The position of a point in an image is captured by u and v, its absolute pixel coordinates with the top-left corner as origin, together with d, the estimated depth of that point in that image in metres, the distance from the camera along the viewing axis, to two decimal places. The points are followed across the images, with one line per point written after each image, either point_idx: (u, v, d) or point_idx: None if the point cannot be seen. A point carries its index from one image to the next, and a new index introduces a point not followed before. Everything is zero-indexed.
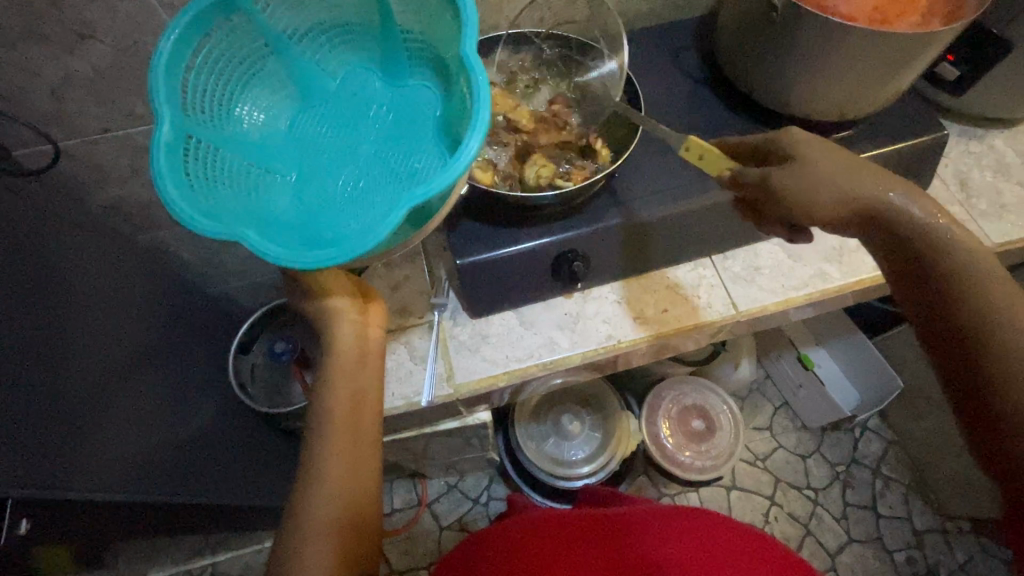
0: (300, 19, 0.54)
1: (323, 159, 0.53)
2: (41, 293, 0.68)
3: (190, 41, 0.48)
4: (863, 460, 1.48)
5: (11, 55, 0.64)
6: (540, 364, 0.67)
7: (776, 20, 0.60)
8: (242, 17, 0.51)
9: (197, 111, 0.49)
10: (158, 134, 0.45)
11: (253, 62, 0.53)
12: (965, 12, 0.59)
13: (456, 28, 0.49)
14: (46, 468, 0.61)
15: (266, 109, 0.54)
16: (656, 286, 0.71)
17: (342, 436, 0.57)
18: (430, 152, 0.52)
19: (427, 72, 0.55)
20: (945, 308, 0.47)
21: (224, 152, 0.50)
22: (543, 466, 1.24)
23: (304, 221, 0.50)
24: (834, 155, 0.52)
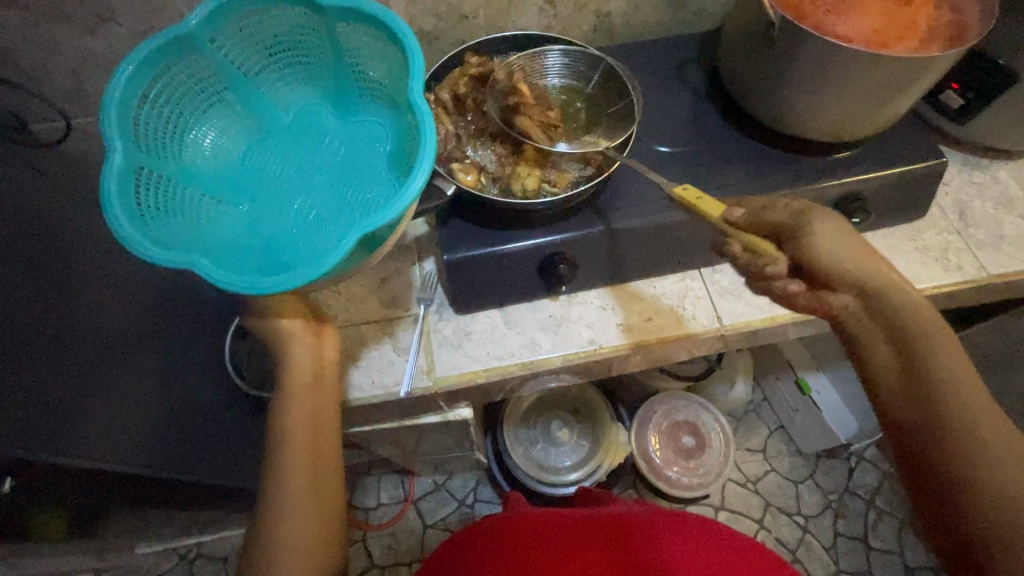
0: (253, 60, 0.62)
1: (275, 189, 0.61)
2: (40, 262, 0.70)
3: (144, 84, 0.55)
4: (858, 490, 1.45)
5: (34, 32, 0.67)
6: (519, 363, 0.68)
7: (774, 38, 0.61)
8: (194, 55, 0.58)
9: (151, 146, 0.56)
10: (114, 163, 0.51)
11: (207, 103, 0.61)
12: (966, 38, 0.58)
13: (401, 66, 0.57)
14: (37, 426, 0.63)
15: (220, 142, 0.62)
16: (642, 295, 0.71)
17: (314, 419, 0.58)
18: (377, 184, 0.59)
19: (373, 107, 0.63)
20: (922, 409, 0.48)
21: (179, 185, 0.57)
22: (529, 472, 1.23)
23: (255, 247, 0.57)
24: (847, 243, 0.50)
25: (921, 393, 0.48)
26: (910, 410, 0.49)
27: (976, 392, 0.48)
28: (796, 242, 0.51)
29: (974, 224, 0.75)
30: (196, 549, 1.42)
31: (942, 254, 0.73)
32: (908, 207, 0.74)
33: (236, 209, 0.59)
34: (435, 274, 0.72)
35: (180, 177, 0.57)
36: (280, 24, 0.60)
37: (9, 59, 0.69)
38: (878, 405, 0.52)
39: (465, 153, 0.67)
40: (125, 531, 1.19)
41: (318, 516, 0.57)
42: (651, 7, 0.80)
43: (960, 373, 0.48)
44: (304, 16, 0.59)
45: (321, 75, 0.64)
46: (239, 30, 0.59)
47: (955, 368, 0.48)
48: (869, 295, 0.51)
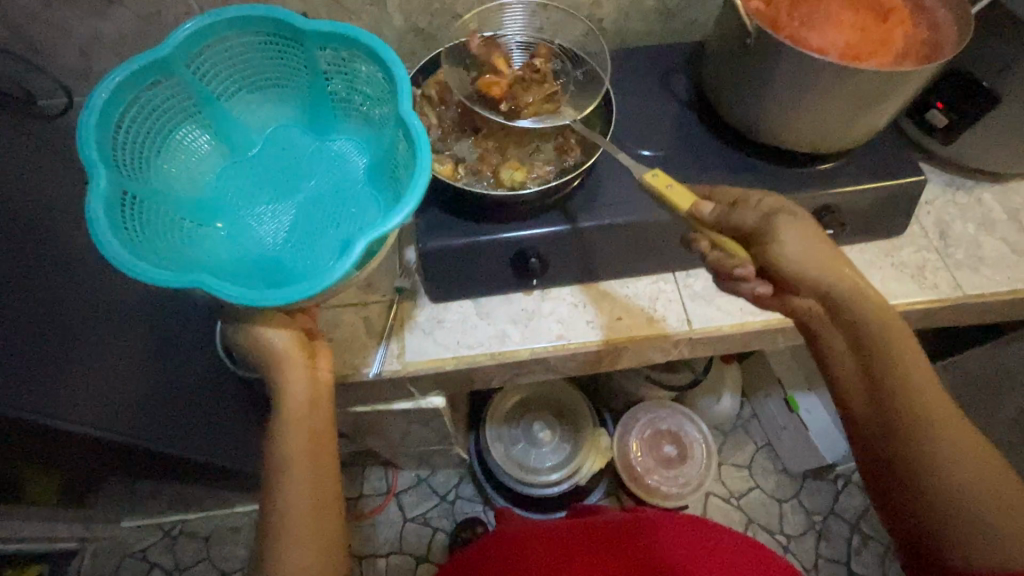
0: (224, 83, 0.64)
1: (255, 208, 0.64)
2: (36, 230, 0.72)
3: (113, 106, 0.56)
4: (843, 514, 1.43)
5: (47, 11, 0.70)
6: (487, 354, 0.69)
7: (751, 47, 0.62)
8: (168, 80, 0.60)
9: (124, 168, 0.57)
10: (97, 188, 0.52)
11: (174, 125, 0.63)
12: (942, 55, 0.59)
13: (386, 87, 0.61)
14: (23, 379, 0.65)
15: (192, 165, 0.64)
16: (614, 294, 0.72)
17: (307, 411, 0.59)
18: (360, 199, 0.63)
19: (349, 128, 0.67)
20: (885, 413, 0.52)
21: (155, 207, 0.58)
22: (509, 470, 1.24)
23: (243, 264, 0.60)
24: (813, 243, 0.51)
25: (886, 400, 0.52)
26: (877, 412, 0.52)
27: (939, 393, 0.51)
28: (761, 251, 0.52)
29: (954, 244, 0.75)
30: (179, 526, 1.44)
31: (918, 272, 0.74)
32: (888, 223, 0.74)
33: (214, 232, 0.62)
34: (413, 262, 0.73)
35: (155, 199, 0.58)
36: (249, 46, 0.63)
37: (22, 35, 0.72)
38: (841, 405, 0.55)
39: (446, 145, 0.69)
40: (111, 501, 1.22)
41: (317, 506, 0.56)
42: (641, 14, 0.81)
43: (923, 379, 0.51)
44: (273, 41, 0.62)
45: (291, 98, 0.67)
46: (212, 55, 0.61)
47: (919, 377, 0.51)
48: (833, 307, 0.52)
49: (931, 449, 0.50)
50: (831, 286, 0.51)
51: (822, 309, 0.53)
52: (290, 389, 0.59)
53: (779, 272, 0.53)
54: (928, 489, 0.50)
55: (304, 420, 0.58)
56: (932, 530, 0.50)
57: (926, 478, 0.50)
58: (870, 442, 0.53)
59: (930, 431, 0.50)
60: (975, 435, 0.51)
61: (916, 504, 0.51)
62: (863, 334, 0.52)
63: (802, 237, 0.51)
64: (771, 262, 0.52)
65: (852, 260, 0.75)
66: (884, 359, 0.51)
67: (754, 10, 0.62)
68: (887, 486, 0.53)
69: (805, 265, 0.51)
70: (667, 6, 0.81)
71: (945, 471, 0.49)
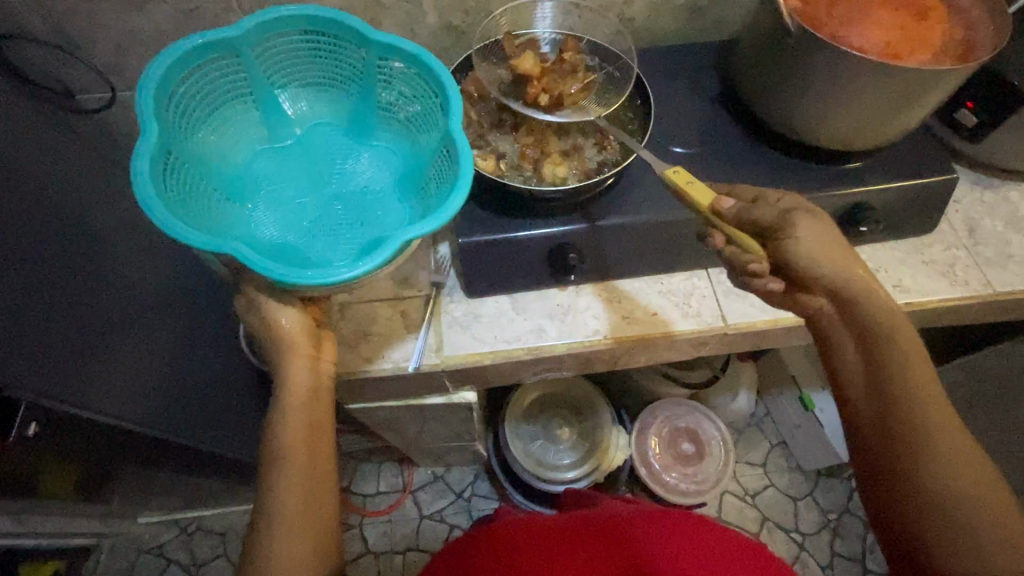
0: (281, 75, 0.65)
1: (281, 195, 0.64)
2: (74, 224, 0.73)
3: (176, 75, 0.57)
4: (857, 511, 1.44)
5: (86, 6, 0.70)
6: (525, 348, 0.70)
7: (790, 45, 0.62)
8: (231, 60, 0.61)
9: (171, 130, 0.57)
10: (145, 142, 0.52)
11: (227, 102, 0.63)
12: (979, 54, 0.60)
13: (438, 106, 0.61)
14: (56, 371, 0.65)
15: (231, 142, 0.64)
16: (648, 290, 0.73)
17: (303, 401, 0.59)
18: (389, 205, 0.63)
19: (389, 138, 0.67)
20: (885, 411, 0.50)
21: (189, 172, 0.58)
22: (528, 467, 1.24)
23: (261, 245, 0.59)
24: (828, 243, 0.53)
25: (885, 405, 0.50)
26: (876, 417, 0.51)
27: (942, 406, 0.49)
28: (778, 244, 0.54)
29: (982, 241, 0.76)
30: (195, 523, 1.44)
31: (948, 269, 0.74)
32: (918, 221, 0.75)
33: (239, 209, 0.62)
34: (448, 258, 0.74)
35: (191, 167, 0.59)
36: (314, 46, 0.63)
37: (60, 29, 0.73)
38: (842, 407, 0.54)
39: (485, 141, 0.69)
40: (130, 498, 1.22)
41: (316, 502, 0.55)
42: (671, 13, 0.82)
43: (927, 389, 0.50)
44: (334, 42, 0.63)
45: (340, 102, 0.68)
46: (278, 47, 0.62)
47: (922, 386, 0.50)
48: (851, 309, 0.53)
49: (924, 460, 0.48)
50: (851, 281, 0.52)
51: (835, 307, 0.55)
52: (290, 380, 0.58)
53: (789, 266, 0.54)
54: (917, 501, 0.48)
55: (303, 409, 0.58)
56: (919, 546, 0.48)
57: (916, 489, 0.48)
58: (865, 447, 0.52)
59: (927, 441, 0.48)
60: (979, 455, 0.48)
61: (905, 517, 0.48)
62: (882, 336, 0.51)
63: (816, 235, 0.53)
64: (781, 255, 0.54)
65: (883, 257, 0.76)
66: (894, 361, 0.50)
67: (792, 9, 0.63)
68: (879, 497, 0.51)
69: (818, 258, 0.52)
70: (697, 5, 0.81)
71: (941, 485, 0.47)
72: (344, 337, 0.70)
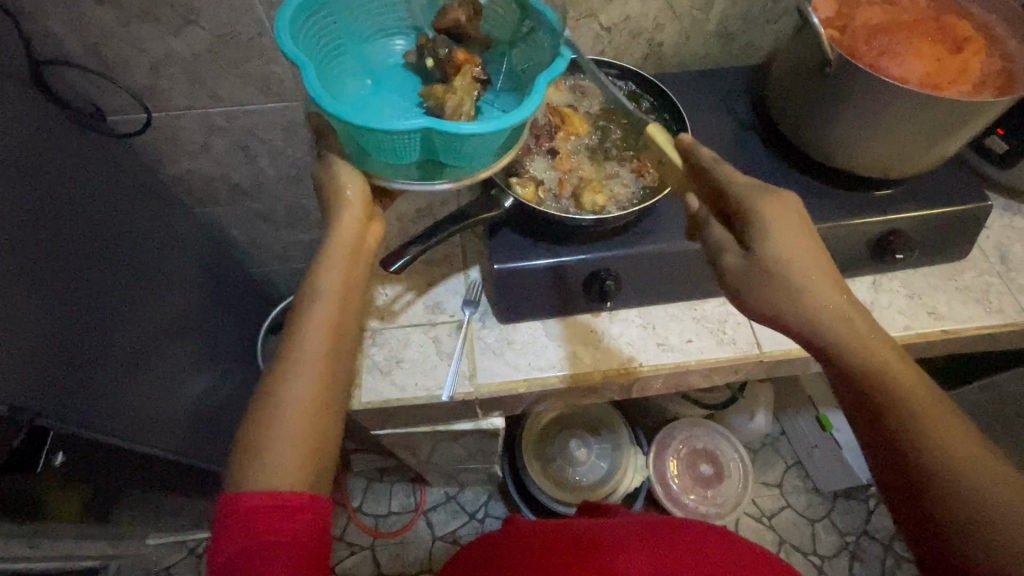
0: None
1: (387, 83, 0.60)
2: (103, 244, 0.72)
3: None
4: (876, 533, 1.42)
5: (123, 29, 0.70)
6: (561, 376, 0.69)
7: (829, 75, 0.62)
8: None
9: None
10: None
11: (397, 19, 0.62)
12: (1018, 85, 0.60)
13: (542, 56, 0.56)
14: (81, 403, 0.63)
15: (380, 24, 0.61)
16: (682, 315, 0.73)
17: (344, 265, 0.53)
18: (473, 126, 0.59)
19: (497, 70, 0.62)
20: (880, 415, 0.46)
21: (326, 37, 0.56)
22: (546, 489, 1.22)
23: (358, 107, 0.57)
24: (791, 248, 0.50)
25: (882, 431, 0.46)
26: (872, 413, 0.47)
27: (941, 405, 0.46)
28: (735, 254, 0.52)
29: (1015, 268, 0.76)
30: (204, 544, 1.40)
31: (982, 296, 0.74)
32: (951, 247, 0.75)
33: (360, 85, 0.59)
34: (480, 282, 0.74)
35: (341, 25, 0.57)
36: None
37: (96, 53, 0.72)
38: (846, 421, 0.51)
39: (523, 167, 0.69)
40: (139, 522, 1.19)
41: (337, 402, 0.50)
42: (700, 39, 0.83)
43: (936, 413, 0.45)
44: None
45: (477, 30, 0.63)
46: None
47: (933, 414, 0.45)
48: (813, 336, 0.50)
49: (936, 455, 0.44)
50: (813, 314, 0.49)
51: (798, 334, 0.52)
52: (337, 232, 0.53)
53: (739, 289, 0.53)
54: (944, 510, 0.43)
55: (343, 282, 0.52)
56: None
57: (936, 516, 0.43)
58: (869, 445, 0.48)
59: (928, 427, 0.44)
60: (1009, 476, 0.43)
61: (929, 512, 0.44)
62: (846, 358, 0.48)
63: (796, 267, 0.49)
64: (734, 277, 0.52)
65: (915, 283, 0.75)
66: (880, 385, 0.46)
67: (830, 38, 0.63)
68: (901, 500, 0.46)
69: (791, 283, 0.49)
70: (727, 30, 0.82)
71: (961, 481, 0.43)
72: (376, 363, 0.69)
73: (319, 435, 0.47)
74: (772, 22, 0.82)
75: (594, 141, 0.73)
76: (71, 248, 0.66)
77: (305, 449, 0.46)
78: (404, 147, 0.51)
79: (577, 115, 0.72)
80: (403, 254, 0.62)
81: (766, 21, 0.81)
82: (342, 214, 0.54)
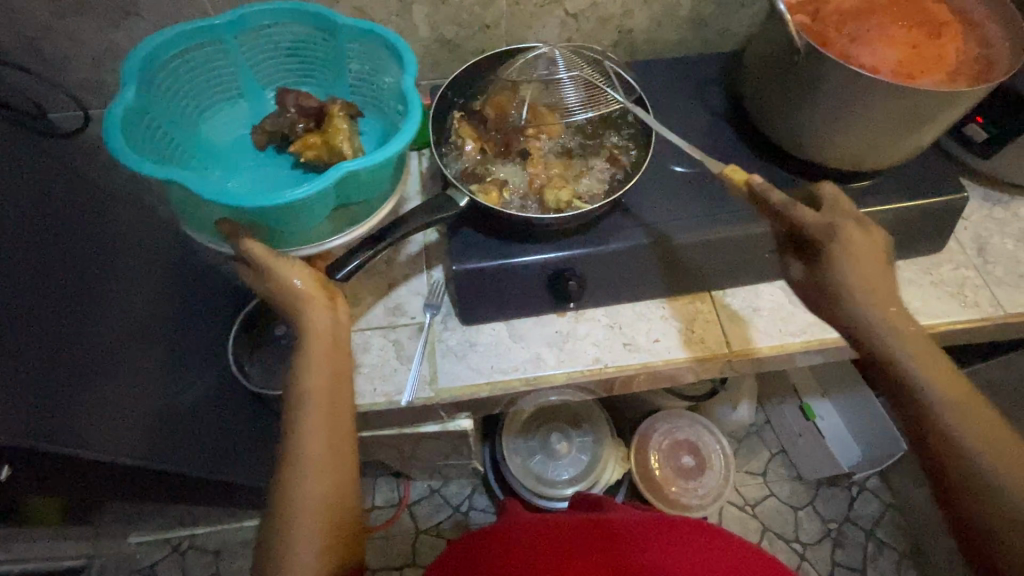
0: (261, 71, 0.74)
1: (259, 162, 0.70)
2: (60, 246, 0.70)
3: (169, 50, 0.65)
4: (858, 520, 1.42)
5: (60, 23, 0.68)
6: (523, 379, 0.67)
7: (798, 64, 0.60)
8: (212, 49, 0.69)
9: (151, 94, 0.64)
10: (122, 99, 0.59)
11: (221, 96, 0.73)
12: (993, 75, 0.57)
13: (393, 74, 0.68)
14: (50, 411, 0.62)
15: (226, 118, 0.74)
16: (650, 315, 0.71)
17: (324, 355, 0.58)
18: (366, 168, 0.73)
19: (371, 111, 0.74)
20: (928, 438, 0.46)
21: (180, 144, 0.68)
22: (526, 483, 1.21)
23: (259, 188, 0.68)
24: (865, 265, 0.49)
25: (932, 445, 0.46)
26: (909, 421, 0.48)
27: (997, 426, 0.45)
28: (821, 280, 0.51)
29: (993, 260, 0.74)
30: (187, 541, 1.39)
31: (958, 290, 0.72)
32: (929, 239, 0.73)
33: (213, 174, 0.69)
34: (442, 282, 0.72)
35: (173, 130, 0.67)
36: (272, 44, 0.72)
37: (35, 48, 0.71)
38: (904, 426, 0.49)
39: (487, 169, 0.68)
40: (116, 521, 1.18)
41: (344, 478, 0.56)
42: (672, 24, 0.80)
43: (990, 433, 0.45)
44: (316, 36, 0.71)
45: (318, 82, 0.76)
46: (252, 38, 0.70)
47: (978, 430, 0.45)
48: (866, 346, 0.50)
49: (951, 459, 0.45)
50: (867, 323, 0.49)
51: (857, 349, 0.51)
52: (310, 329, 0.58)
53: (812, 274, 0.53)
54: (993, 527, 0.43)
55: (327, 370, 0.57)
56: None
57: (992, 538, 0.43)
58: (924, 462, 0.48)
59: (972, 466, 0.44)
60: None
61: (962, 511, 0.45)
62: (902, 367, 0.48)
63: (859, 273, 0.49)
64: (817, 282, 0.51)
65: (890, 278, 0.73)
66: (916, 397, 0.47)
67: (799, 25, 0.60)
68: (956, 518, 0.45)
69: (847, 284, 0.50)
70: (700, 15, 0.79)
71: (1003, 500, 0.43)
72: None
73: (332, 516, 0.54)
74: (747, 6, 0.78)
75: (566, 141, 0.70)
76: (32, 257, 0.65)
77: (320, 539, 0.53)
78: (312, 211, 0.60)
79: (550, 114, 0.70)
80: (353, 258, 0.61)
81: (740, 5, 0.78)
82: (308, 313, 0.58)
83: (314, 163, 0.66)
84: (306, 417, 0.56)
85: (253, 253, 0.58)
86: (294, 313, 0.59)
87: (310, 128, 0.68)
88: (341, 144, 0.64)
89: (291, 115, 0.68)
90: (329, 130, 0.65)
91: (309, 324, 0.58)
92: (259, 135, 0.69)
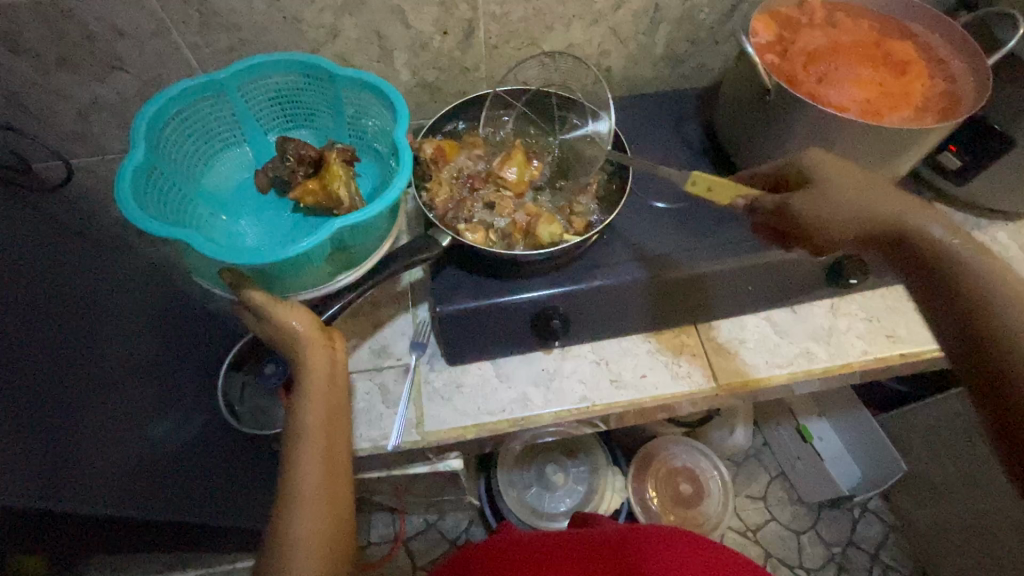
0: (263, 116, 0.74)
1: (263, 207, 0.71)
2: (49, 297, 0.70)
3: (175, 105, 0.65)
4: (862, 543, 1.40)
5: (45, 79, 0.70)
6: (511, 420, 0.67)
7: (768, 102, 0.61)
8: (218, 100, 0.69)
9: (160, 149, 0.65)
10: (133, 159, 0.59)
11: (223, 141, 0.73)
12: (961, 109, 0.59)
13: (388, 118, 0.68)
14: (48, 460, 0.61)
15: (231, 164, 0.74)
16: (637, 349, 0.71)
17: (324, 393, 0.58)
18: None
19: (369, 153, 0.74)
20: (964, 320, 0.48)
21: (188, 194, 0.69)
22: (523, 517, 1.19)
23: (263, 235, 0.69)
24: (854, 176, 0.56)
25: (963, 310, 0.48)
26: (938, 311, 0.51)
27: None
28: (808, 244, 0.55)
29: None
30: None
31: None
32: None
33: (219, 220, 0.70)
34: (427, 322, 0.72)
35: (180, 181, 0.68)
36: (273, 90, 0.72)
37: (19, 103, 0.72)
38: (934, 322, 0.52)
39: (470, 213, 0.68)
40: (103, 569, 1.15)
41: (340, 517, 0.56)
42: (649, 62, 0.82)
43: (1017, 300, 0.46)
44: (316, 82, 0.71)
45: (318, 125, 0.77)
46: (256, 85, 0.70)
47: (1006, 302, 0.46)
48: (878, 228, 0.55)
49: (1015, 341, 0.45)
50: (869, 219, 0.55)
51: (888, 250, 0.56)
52: (308, 367, 0.58)
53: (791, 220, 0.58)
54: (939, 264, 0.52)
55: (324, 410, 0.58)
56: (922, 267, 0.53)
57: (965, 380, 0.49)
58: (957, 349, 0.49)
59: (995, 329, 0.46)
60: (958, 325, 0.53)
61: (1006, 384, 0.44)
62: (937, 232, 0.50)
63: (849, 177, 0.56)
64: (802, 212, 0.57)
65: (875, 305, 0.74)
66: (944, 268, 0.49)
67: (770, 65, 0.62)
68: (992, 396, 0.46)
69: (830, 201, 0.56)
70: (675, 53, 0.81)
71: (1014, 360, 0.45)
72: None
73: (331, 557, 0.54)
74: (720, 43, 0.80)
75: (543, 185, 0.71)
76: (31, 305, 0.66)
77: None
78: (312, 259, 0.59)
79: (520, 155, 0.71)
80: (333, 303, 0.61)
81: (713, 42, 0.80)
82: (307, 351, 0.58)
83: (315, 207, 0.66)
84: (303, 457, 0.56)
85: (255, 301, 0.58)
86: (293, 354, 0.59)
87: (309, 173, 0.68)
88: (339, 190, 0.64)
89: (289, 161, 0.68)
90: (327, 176, 0.64)
91: (307, 361, 0.58)
92: (262, 178, 0.69)
